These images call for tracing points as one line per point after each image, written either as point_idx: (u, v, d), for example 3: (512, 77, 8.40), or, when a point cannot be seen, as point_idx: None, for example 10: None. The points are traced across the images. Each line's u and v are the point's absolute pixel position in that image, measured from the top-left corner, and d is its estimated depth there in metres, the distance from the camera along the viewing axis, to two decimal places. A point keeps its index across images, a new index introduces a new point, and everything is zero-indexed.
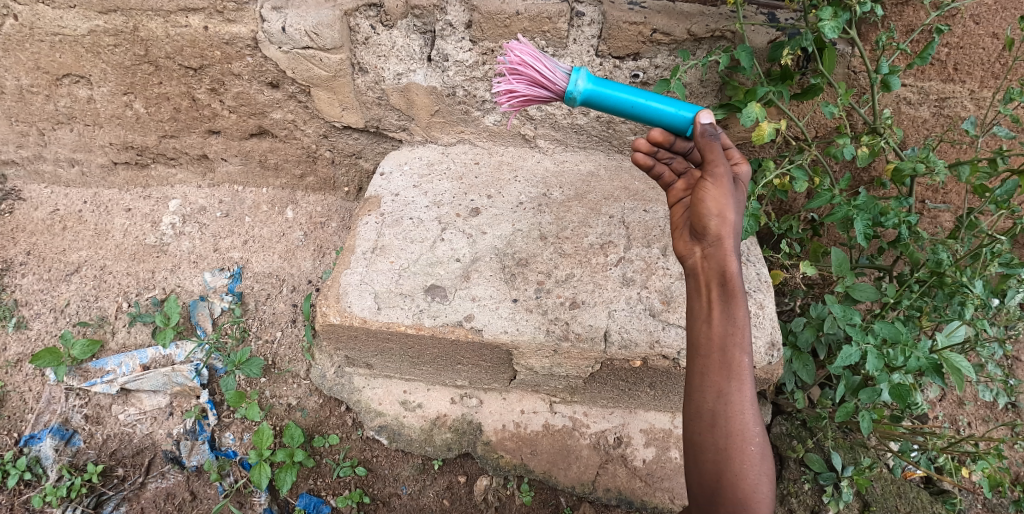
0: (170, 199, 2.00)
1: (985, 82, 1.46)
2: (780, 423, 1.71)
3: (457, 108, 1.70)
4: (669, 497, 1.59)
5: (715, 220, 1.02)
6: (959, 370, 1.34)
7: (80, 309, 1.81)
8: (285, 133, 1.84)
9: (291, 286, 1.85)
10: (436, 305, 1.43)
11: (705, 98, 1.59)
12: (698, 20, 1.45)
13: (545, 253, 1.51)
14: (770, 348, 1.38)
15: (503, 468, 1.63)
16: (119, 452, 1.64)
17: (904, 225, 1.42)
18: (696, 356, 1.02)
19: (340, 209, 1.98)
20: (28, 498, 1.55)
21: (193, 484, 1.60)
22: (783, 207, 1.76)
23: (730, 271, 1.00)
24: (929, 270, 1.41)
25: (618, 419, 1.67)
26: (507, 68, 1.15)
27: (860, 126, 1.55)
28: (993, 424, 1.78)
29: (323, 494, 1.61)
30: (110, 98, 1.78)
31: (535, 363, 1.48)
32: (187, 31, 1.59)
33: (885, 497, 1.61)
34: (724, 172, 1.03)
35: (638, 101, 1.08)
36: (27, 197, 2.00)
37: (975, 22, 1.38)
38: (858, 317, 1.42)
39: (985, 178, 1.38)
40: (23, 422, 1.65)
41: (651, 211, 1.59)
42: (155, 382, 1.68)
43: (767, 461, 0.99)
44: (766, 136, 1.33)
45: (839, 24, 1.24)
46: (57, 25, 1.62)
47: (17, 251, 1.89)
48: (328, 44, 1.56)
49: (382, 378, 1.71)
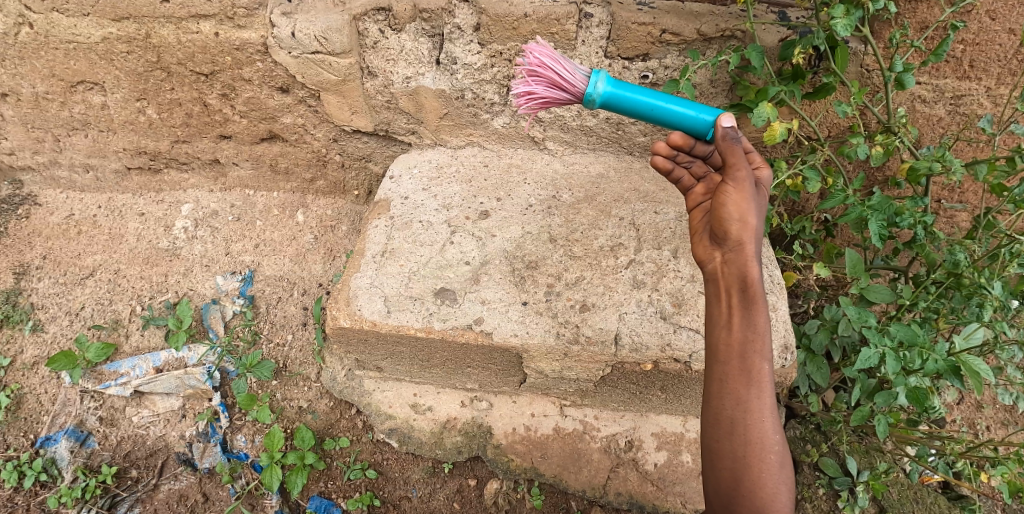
0: (183, 204, 2.02)
1: (1002, 80, 1.43)
2: (794, 426, 1.69)
3: (465, 110, 1.70)
4: (681, 501, 1.58)
5: (736, 224, 1.01)
6: (978, 372, 1.30)
7: (95, 312, 1.83)
8: (295, 138, 1.85)
9: (302, 289, 1.86)
10: (446, 308, 1.43)
11: (716, 98, 1.58)
12: (708, 20, 1.44)
13: (555, 255, 1.51)
14: (783, 351, 1.36)
15: (514, 472, 1.62)
16: (133, 453, 1.66)
17: (920, 225, 1.40)
18: (716, 363, 1.01)
19: (350, 213, 1.99)
20: (44, 498, 1.58)
21: (206, 486, 1.62)
22: (796, 208, 1.74)
23: (750, 276, 0.99)
24: (946, 271, 1.38)
25: (629, 423, 1.66)
26: (525, 70, 1.14)
27: (874, 126, 1.53)
28: (1013, 428, 1.75)
29: (334, 497, 1.62)
30: (123, 105, 1.80)
31: (546, 366, 1.47)
32: (198, 37, 1.60)
33: (902, 502, 1.59)
34: (745, 176, 1.01)
35: (658, 105, 1.08)
36: (44, 202, 2.04)
37: (991, 18, 1.35)
38: (874, 318, 1.37)
39: (1003, 177, 1.34)
40: (40, 423, 1.68)
41: (662, 213, 1.58)
42: (168, 384, 1.70)
43: (786, 470, 0.97)
44: (778, 136, 1.31)
45: (851, 22, 1.21)
46: (71, 33, 1.64)
47: (33, 256, 1.92)
48: (337, 48, 1.56)
49: (393, 381, 1.71)
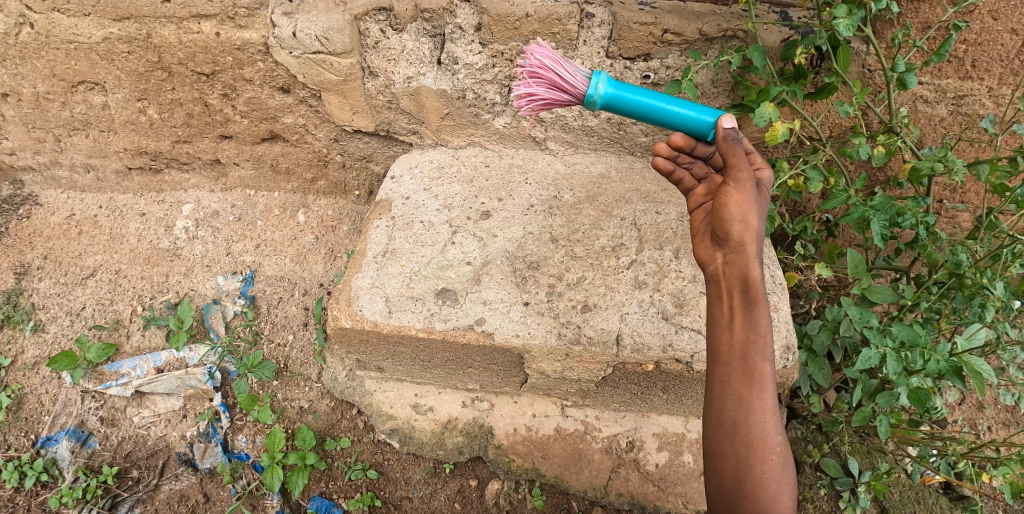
0: (183, 204, 2.01)
1: (1004, 80, 1.43)
2: (796, 427, 1.69)
3: (467, 110, 1.69)
4: (682, 502, 1.57)
5: (738, 225, 1.00)
6: (979, 373, 1.30)
7: (95, 312, 1.83)
8: (296, 138, 1.84)
9: (302, 289, 1.86)
10: (447, 308, 1.42)
11: (717, 98, 1.58)
12: (709, 20, 1.43)
13: (556, 255, 1.51)
14: (785, 352, 1.36)
15: (515, 472, 1.62)
16: (133, 453, 1.66)
17: (922, 226, 1.39)
18: (717, 364, 1.01)
19: (351, 213, 1.99)
20: (45, 499, 1.58)
21: (206, 486, 1.61)
22: (797, 208, 1.74)
23: (752, 277, 0.99)
24: (948, 271, 1.38)
25: (630, 423, 1.65)
26: (526, 71, 1.14)
27: (876, 126, 1.52)
28: (1014, 429, 1.75)
29: (335, 497, 1.61)
30: (124, 105, 1.80)
31: (547, 367, 1.47)
32: (199, 37, 1.60)
33: (903, 503, 1.59)
34: (747, 177, 1.01)
35: (659, 105, 1.08)
36: (44, 203, 2.04)
37: (993, 18, 1.35)
38: (876, 319, 1.36)
39: (1005, 177, 1.34)
40: (41, 423, 1.68)
41: (663, 213, 1.58)
42: (169, 385, 1.70)
43: (789, 471, 0.96)
44: (779, 136, 1.31)
45: (853, 22, 1.21)
46: (72, 33, 1.64)
47: (34, 256, 1.92)
48: (339, 49, 1.56)
49: (394, 381, 1.71)
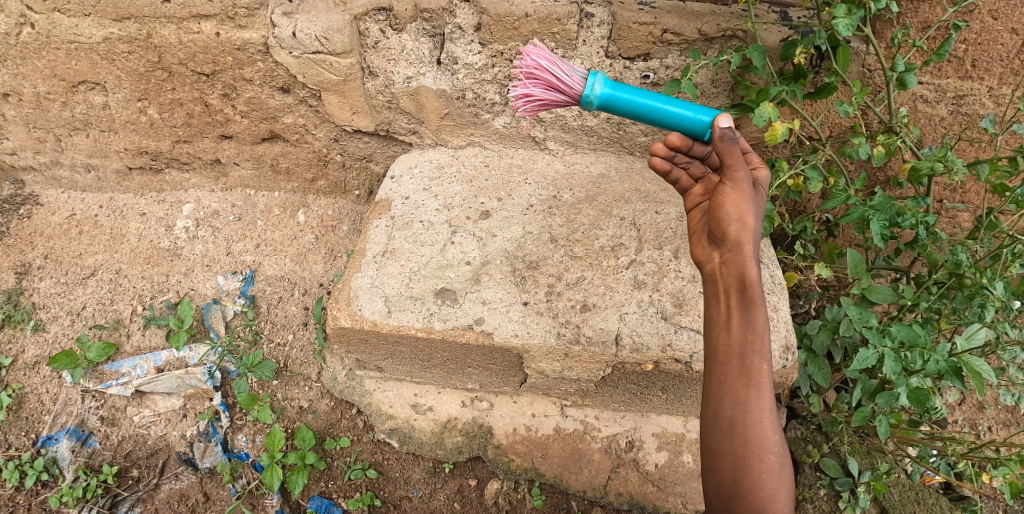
0: (184, 204, 2.02)
1: (1004, 79, 1.43)
2: (795, 427, 1.69)
3: (466, 110, 1.70)
4: (681, 502, 1.57)
5: (735, 225, 1.00)
6: (979, 373, 1.30)
7: (96, 312, 1.83)
8: (296, 138, 1.85)
9: (302, 289, 1.86)
10: (446, 308, 1.43)
11: (717, 98, 1.58)
12: (709, 20, 1.43)
13: (556, 255, 1.51)
14: (785, 352, 1.36)
15: (514, 472, 1.62)
16: (134, 453, 1.66)
17: (922, 226, 1.39)
18: (714, 364, 1.01)
19: (351, 213, 1.99)
20: (45, 498, 1.58)
21: (206, 486, 1.62)
22: (797, 208, 1.74)
23: (749, 276, 0.99)
24: (948, 271, 1.38)
25: (630, 423, 1.65)
26: (523, 72, 1.14)
27: (876, 125, 1.52)
28: (1015, 429, 1.75)
29: (334, 497, 1.62)
30: (124, 104, 1.81)
31: (546, 367, 1.47)
32: (199, 37, 1.60)
33: (903, 503, 1.58)
34: (743, 177, 1.01)
35: (656, 106, 1.08)
36: (45, 202, 2.04)
37: (993, 17, 1.35)
38: (875, 319, 1.36)
39: (1005, 177, 1.34)
40: (41, 422, 1.68)
41: (663, 213, 1.58)
42: (169, 384, 1.70)
43: (787, 470, 0.96)
44: (779, 136, 1.31)
45: (853, 22, 1.21)
46: (73, 33, 1.64)
47: (35, 255, 1.93)
48: (338, 48, 1.56)
49: (393, 381, 1.71)
